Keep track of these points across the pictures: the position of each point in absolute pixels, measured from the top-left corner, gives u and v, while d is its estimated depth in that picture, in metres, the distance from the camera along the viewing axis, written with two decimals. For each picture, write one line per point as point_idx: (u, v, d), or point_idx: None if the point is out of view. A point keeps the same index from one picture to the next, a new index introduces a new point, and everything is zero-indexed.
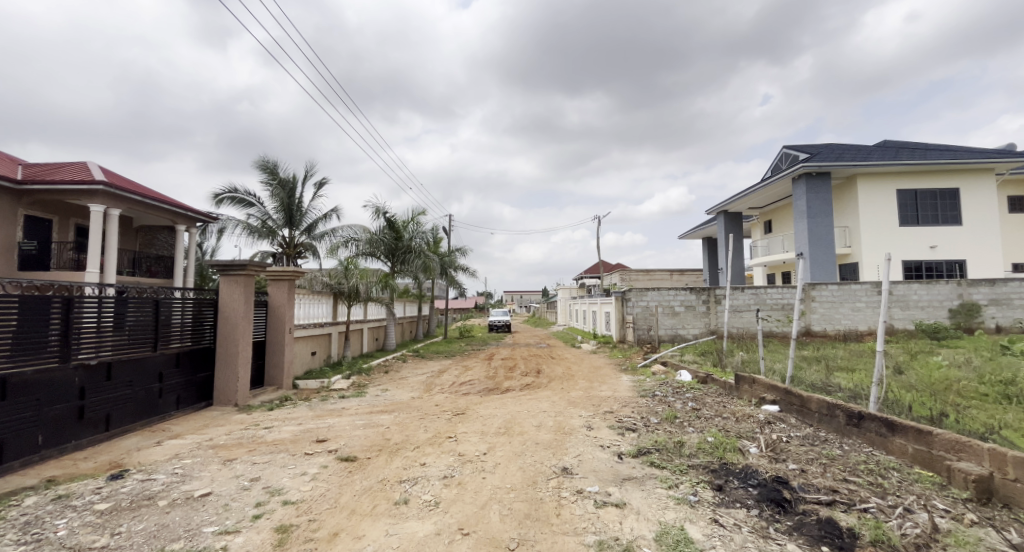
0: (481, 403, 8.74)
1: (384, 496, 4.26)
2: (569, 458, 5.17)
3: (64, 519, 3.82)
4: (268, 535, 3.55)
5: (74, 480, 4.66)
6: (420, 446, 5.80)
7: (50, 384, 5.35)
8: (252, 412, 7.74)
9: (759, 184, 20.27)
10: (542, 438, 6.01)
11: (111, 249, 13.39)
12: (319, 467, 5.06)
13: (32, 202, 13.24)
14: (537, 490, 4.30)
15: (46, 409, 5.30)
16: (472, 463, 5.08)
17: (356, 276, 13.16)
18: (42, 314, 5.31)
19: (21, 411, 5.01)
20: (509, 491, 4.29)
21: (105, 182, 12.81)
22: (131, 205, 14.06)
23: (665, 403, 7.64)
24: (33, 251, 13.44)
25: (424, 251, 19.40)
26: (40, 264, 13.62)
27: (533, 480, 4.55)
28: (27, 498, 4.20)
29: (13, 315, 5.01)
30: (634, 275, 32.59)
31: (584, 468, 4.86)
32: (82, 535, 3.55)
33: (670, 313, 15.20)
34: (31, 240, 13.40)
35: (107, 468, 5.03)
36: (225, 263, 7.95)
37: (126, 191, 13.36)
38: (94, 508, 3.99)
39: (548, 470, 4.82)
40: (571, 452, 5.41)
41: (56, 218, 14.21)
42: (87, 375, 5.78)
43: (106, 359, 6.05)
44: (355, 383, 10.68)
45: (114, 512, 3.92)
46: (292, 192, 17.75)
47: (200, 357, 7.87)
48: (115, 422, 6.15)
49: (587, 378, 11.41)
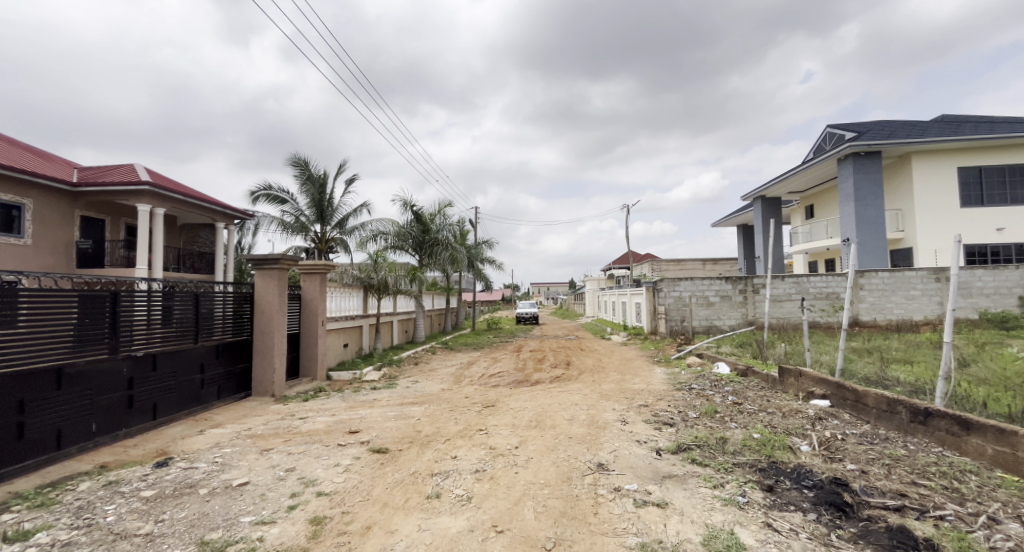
0: (511, 396, 8.62)
1: (416, 490, 4.18)
2: (606, 454, 4.97)
3: (113, 504, 3.90)
4: (303, 527, 3.52)
5: (124, 466, 4.79)
6: (450, 439, 5.71)
7: (102, 375, 5.52)
8: (288, 403, 7.85)
9: (800, 166, 19.24)
10: (575, 432, 5.83)
11: (158, 247, 13.92)
12: (352, 458, 5.04)
13: (87, 203, 13.88)
14: (572, 487, 4.13)
15: (100, 398, 5.48)
16: (504, 457, 4.96)
17: (386, 269, 13.14)
18: (93, 307, 5.46)
19: (78, 400, 5.21)
20: (543, 486, 4.15)
21: (151, 183, 13.30)
22: (175, 205, 14.58)
23: (703, 397, 7.36)
24: (88, 248, 14.04)
25: (451, 243, 19.55)
26: (96, 262, 14.26)
27: (568, 476, 4.39)
28: (81, 483, 4.33)
29: (64, 310, 5.13)
30: (666, 265, 31.88)
31: (622, 464, 4.67)
32: (128, 522, 3.61)
33: (704, 304, 14.68)
34: (87, 239, 14.04)
35: (154, 455, 5.16)
36: (260, 257, 8.05)
37: (170, 191, 13.83)
38: (140, 495, 4.07)
39: (586, 464, 4.69)
40: (606, 447, 5.22)
41: (109, 218, 14.85)
42: (135, 366, 5.95)
43: (152, 350, 6.21)
44: (385, 375, 10.74)
45: (159, 499, 3.98)
46: (323, 188, 17.98)
47: (239, 349, 8.03)
48: (161, 411, 6.33)
49: (619, 371, 11.15)
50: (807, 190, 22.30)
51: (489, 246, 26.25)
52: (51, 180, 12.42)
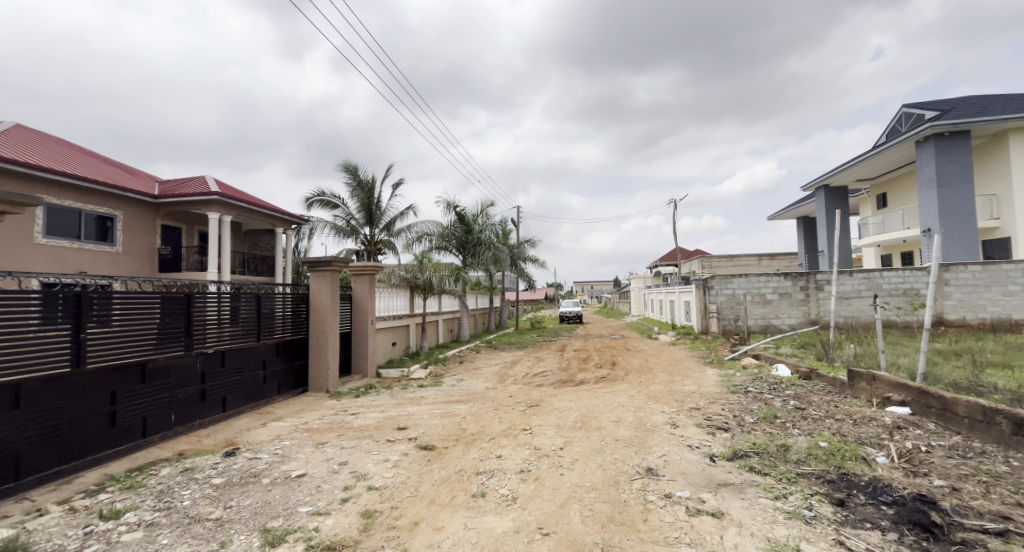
0: (554, 396, 8.47)
1: (462, 488, 4.14)
2: (655, 458, 4.75)
3: (188, 490, 4.15)
4: (355, 519, 3.57)
5: (198, 454, 5.09)
6: (495, 438, 5.65)
7: (180, 369, 5.88)
8: (341, 398, 8.09)
9: (870, 152, 17.83)
10: (622, 435, 5.62)
11: (226, 252, 14.82)
12: (401, 454, 5.08)
13: (166, 213, 14.98)
14: (620, 491, 3.95)
15: (178, 391, 5.85)
16: (549, 459, 4.83)
17: (431, 269, 13.25)
18: (173, 307, 5.85)
19: (159, 392, 5.58)
20: (589, 490, 3.99)
21: (220, 193, 14.19)
22: (241, 212, 15.48)
23: (761, 401, 6.91)
24: (167, 254, 15.16)
25: (494, 243, 19.66)
26: (174, 266, 15.35)
27: (615, 480, 4.21)
28: (162, 469, 4.65)
29: (149, 310, 5.54)
30: (717, 262, 30.58)
31: (673, 470, 4.42)
32: (201, 507, 3.82)
33: (760, 302, 13.89)
34: (166, 246, 15.15)
35: (223, 445, 5.44)
36: (314, 259, 8.33)
37: (236, 200, 14.71)
38: (211, 482, 4.30)
39: (636, 468, 4.49)
40: (655, 451, 4.98)
41: (184, 225, 15.94)
42: (207, 362, 6.32)
43: (221, 347, 6.57)
44: (431, 373, 10.88)
45: (227, 487, 4.20)
46: (372, 192, 18.52)
47: (296, 346, 8.36)
48: (230, 405, 6.69)
49: (668, 372, 10.73)
50: (879, 177, 20.69)
51: (532, 244, 26.18)
52: (137, 194, 13.50)
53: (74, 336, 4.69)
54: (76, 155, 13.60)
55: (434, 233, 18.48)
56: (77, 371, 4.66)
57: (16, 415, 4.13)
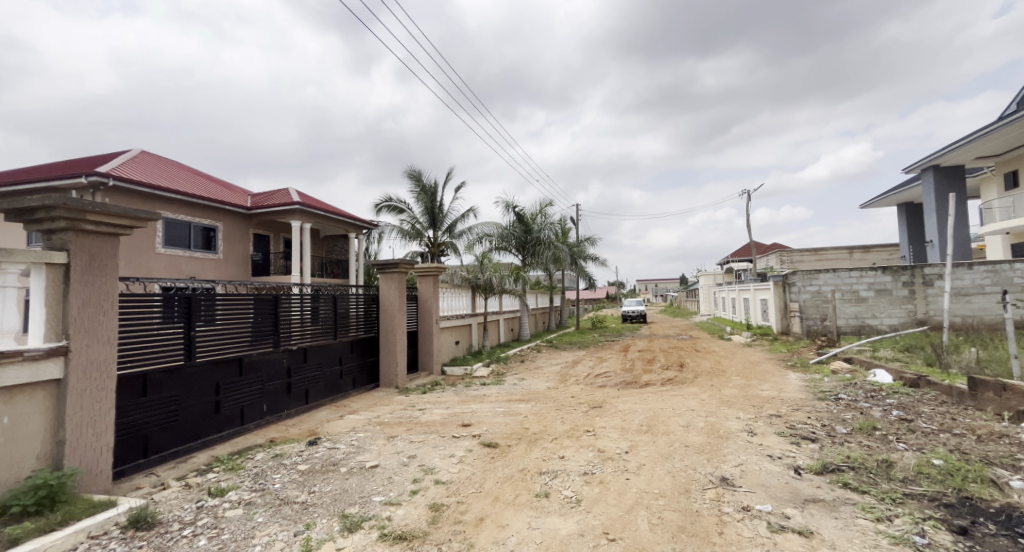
0: (619, 397, 8.14)
1: (526, 487, 4.02)
2: (731, 467, 4.35)
3: (278, 474, 4.52)
4: (423, 512, 3.63)
5: (286, 442, 5.48)
6: (558, 438, 5.48)
7: (269, 364, 6.33)
8: (409, 394, 8.30)
9: (994, 125, 15.47)
10: (693, 441, 5.25)
11: (307, 257, 15.78)
12: (465, 450, 5.06)
13: (258, 223, 16.23)
14: (691, 500, 3.64)
15: (268, 383, 6.31)
16: (615, 462, 4.58)
17: (491, 270, 13.42)
18: (265, 307, 6.30)
19: (253, 385, 6.06)
20: (658, 497, 3.72)
21: (300, 203, 15.12)
22: (319, 220, 16.43)
23: (856, 410, 6.17)
24: (259, 260, 16.45)
25: (553, 242, 19.46)
26: (264, 271, 16.62)
27: (686, 488, 3.88)
28: (256, 454, 5.11)
29: (246, 310, 6.00)
30: (800, 257, 28.26)
31: (751, 481, 4.01)
32: (289, 490, 4.17)
33: (853, 299, 12.58)
34: (257, 252, 16.45)
35: (307, 434, 5.78)
36: (383, 262, 8.59)
37: (315, 209, 15.63)
38: (297, 468, 4.63)
39: (709, 477, 4.11)
40: (730, 459, 4.58)
41: (272, 233, 17.18)
42: (292, 357, 6.75)
43: (304, 343, 7.00)
44: (493, 371, 10.91)
45: (310, 474, 4.49)
46: (435, 196, 18.99)
47: (370, 344, 8.69)
48: (312, 397, 7.10)
49: (743, 375, 9.98)
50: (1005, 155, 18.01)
51: (592, 242, 25.65)
52: (234, 206, 14.81)
53: (186, 333, 5.19)
54: (185, 174, 15.17)
55: (493, 234, 18.59)
56: (188, 364, 5.19)
57: (144, 401, 4.71)
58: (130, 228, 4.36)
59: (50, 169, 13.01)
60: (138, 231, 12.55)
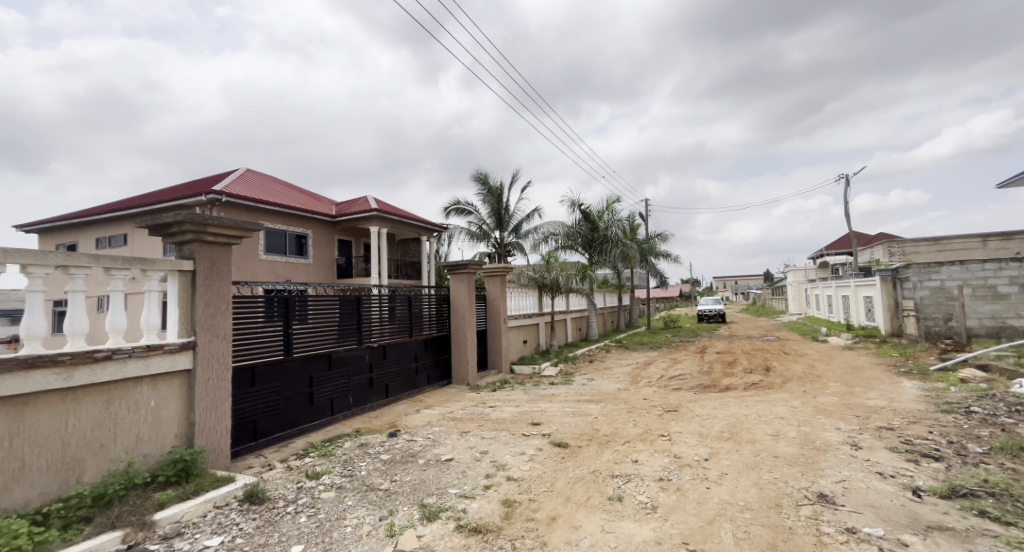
0: (697, 401, 7.58)
1: (598, 489, 3.96)
2: (830, 483, 3.87)
3: (364, 462, 4.66)
4: (497, 507, 3.68)
5: (370, 432, 5.64)
6: (631, 441, 5.19)
7: (354, 359, 6.60)
8: (480, 392, 8.30)
9: None
10: (784, 451, 4.72)
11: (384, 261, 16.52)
12: (535, 449, 4.93)
13: (341, 229, 17.27)
14: (782, 516, 3.33)
15: (353, 377, 6.57)
16: (692, 469, 4.34)
17: (558, 269, 13.14)
18: (351, 306, 6.57)
19: (340, 379, 6.34)
20: (743, 509, 3.46)
21: (377, 210, 15.90)
22: (394, 225, 17.15)
23: (994, 426, 5.21)
24: (342, 263, 17.49)
25: (622, 239, 18.80)
26: (347, 274, 17.64)
27: (776, 503, 3.55)
28: (344, 442, 5.29)
29: (335, 309, 6.28)
30: (918, 247, 24.94)
31: (856, 500, 3.55)
32: (375, 477, 4.28)
33: (989, 296, 10.81)
34: (341, 257, 17.50)
35: (387, 426, 5.93)
36: (452, 263, 8.66)
37: (391, 215, 16.36)
38: (380, 457, 4.74)
39: (800, 490, 3.75)
40: (830, 475, 4.06)
41: (354, 239, 18.16)
42: (374, 353, 7.00)
43: (384, 340, 7.22)
44: (562, 371, 10.67)
45: (392, 463, 4.58)
46: (501, 197, 19.08)
47: (442, 342, 8.80)
48: (391, 392, 7.32)
49: (842, 381, 8.92)
50: None
51: (663, 239, 24.50)
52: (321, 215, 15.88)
53: (284, 331, 5.51)
54: (279, 187, 16.49)
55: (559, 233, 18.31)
56: (287, 358, 5.53)
57: (251, 391, 5.09)
58: (242, 237, 4.71)
59: (174, 190, 14.82)
60: (244, 240, 13.89)
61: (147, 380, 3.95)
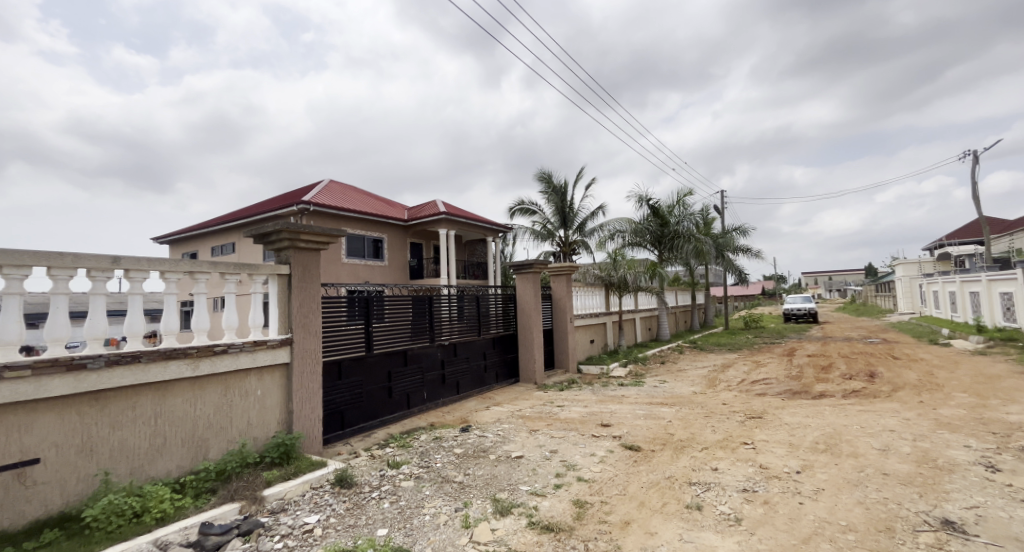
0: (784, 408, 6.87)
1: (674, 496, 3.66)
2: (957, 509, 3.28)
3: (439, 454, 4.67)
4: (568, 506, 3.51)
5: (444, 426, 5.69)
6: (709, 448, 4.78)
7: (427, 356, 6.71)
8: (547, 391, 8.14)
9: None
10: (895, 468, 4.09)
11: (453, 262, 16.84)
12: (606, 451, 4.69)
13: (413, 233, 17.85)
14: (896, 542, 2.88)
15: (427, 373, 6.68)
16: (781, 481, 3.88)
17: (625, 267, 12.62)
18: (425, 306, 6.69)
19: (416, 375, 6.46)
20: (846, 530, 3.04)
21: (446, 213, 16.29)
22: (462, 227, 17.47)
23: None
24: (414, 265, 18.07)
25: (694, 234, 17.75)
26: (418, 275, 18.19)
27: (886, 526, 3.08)
28: (420, 435, 5.36)
29: (412, 308, 6.43)
30: None
31: (994, 531, 2.98)
32: (450, 470, 4.26)
33: None
34: (413, 258, 18.06)
35: (458, 421, 5.95)
36: (518, 262, 8.57)
37: (458, 217, 16.69)
38: (454, 451, 4.74)
39: (917, 514, 3.23)
40: (956, 498, 3.45)
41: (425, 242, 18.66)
42: (445, 351, 7.08)
43: (455, 339, 7.28)
44: (631, 372, 10.21)
45: (465, 457, 4.56)
46: (565, 196, 18.75)
47: (509, 340, 8.73)
48: (462, 388, 7.37)
49: (965, 391, 7.68)
50: None
51: (741, 233, 22.84)
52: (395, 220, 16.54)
53: (365, 329, 5.68)
54: (358, 195, 17.42)
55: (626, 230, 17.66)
56: (369, 354, 5.71)
57: (338, 384, 5.32)
58: (332, 240, 4.90)
59: (269, 203, 16.22)
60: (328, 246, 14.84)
61: (255, 372, 4.22)
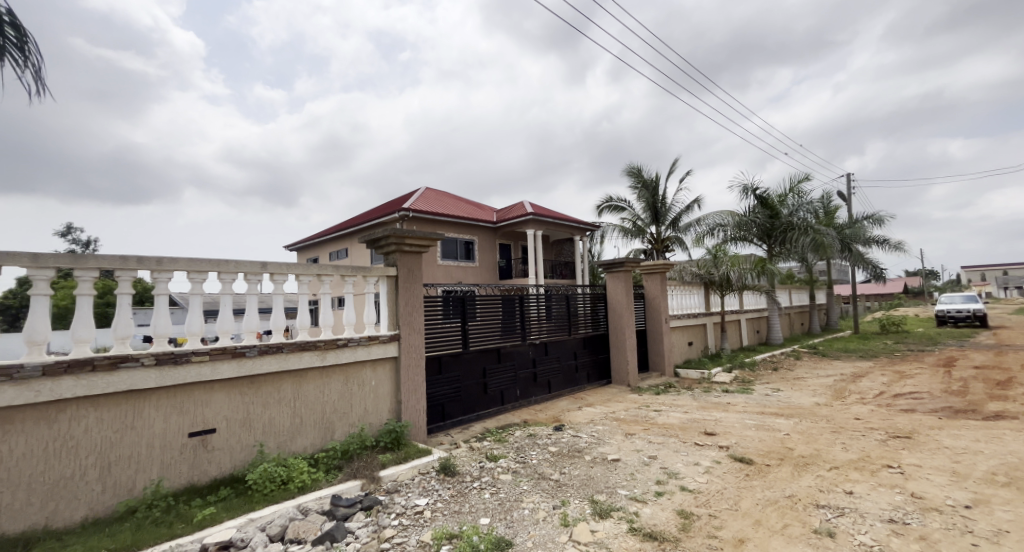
0: (946, 427, 5.42)
1: (797, 517, 2.89)
2: None
3: (534, 451, 4.27)
4: (672, 516, 2.90)
5: (535, 424, 5.28)
6: (841, 467, 3.82)
7: (521, 355, 6.38)
8: (642, 394, 7.37)
9: None
10: None
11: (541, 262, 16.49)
12: (712, 461, 3.95)
13: (501, 235, 17.81)
14: None
15: (519, 370, 6.33)
16: (940, 514, 2.91)
17: (728, 263, 11.22)
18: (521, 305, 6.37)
19: (510, 373, 6.15)
20: None
21: (534, 215, 16.07)
22: (551, 227, 17.09)
23: None
24: (503, 265, 18.01)
25: (812, 225, 15.47)
26: (507, 275, 18.08)
27: None
28: (515, 431, 5.00)
29: (506, 308, 6.15)
30: None
31: None
32: (548, 467, 3.82)
33: None
34: (502, 259, 18.00)
35: (550, 420, 5.50)
36: (608, 261, 7.87)
37: (547, 218, 16.36)
38: (549, 449, 4.29)
39: None
40: None
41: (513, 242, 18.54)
42: (537, 350, 6.71)
43: (544, 338, 6.83)
44: (737, 378, 8.97)
45: (559, 456, 4.10)
46: (656, 190, 17.38)
47: (601, 340, 8.08)
48: (554, 387, 6.93)
49: None
50: None
51: (875, 222, 19.52)
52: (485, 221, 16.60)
53: (461, 328, 5.49)
54: (449, 199, 17.81)
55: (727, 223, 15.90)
56: (466, 351, 5.49)
57: (439, 378, 5.20)
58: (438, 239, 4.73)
59: (372, 212, 17.19)
60: None
61: (371, 362, 4.18)
